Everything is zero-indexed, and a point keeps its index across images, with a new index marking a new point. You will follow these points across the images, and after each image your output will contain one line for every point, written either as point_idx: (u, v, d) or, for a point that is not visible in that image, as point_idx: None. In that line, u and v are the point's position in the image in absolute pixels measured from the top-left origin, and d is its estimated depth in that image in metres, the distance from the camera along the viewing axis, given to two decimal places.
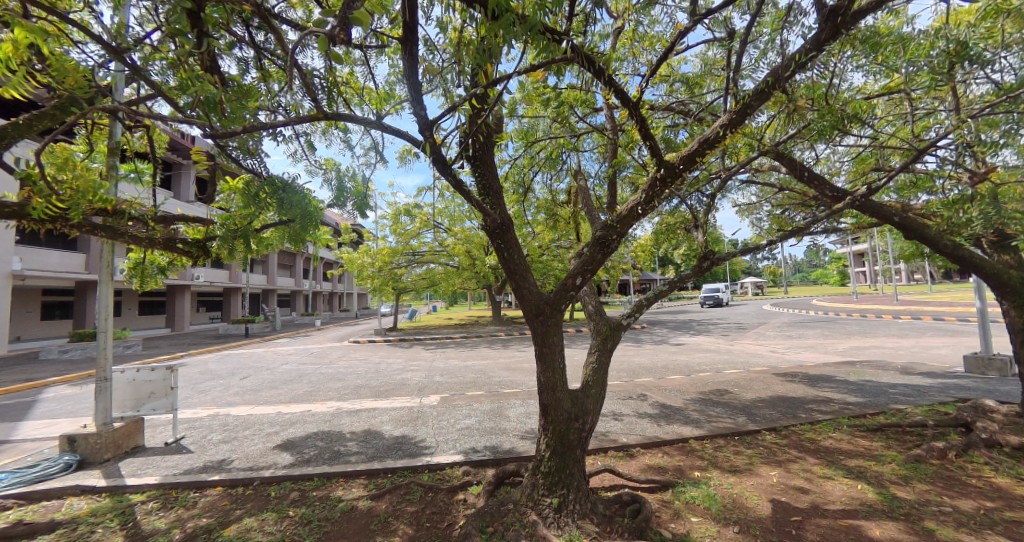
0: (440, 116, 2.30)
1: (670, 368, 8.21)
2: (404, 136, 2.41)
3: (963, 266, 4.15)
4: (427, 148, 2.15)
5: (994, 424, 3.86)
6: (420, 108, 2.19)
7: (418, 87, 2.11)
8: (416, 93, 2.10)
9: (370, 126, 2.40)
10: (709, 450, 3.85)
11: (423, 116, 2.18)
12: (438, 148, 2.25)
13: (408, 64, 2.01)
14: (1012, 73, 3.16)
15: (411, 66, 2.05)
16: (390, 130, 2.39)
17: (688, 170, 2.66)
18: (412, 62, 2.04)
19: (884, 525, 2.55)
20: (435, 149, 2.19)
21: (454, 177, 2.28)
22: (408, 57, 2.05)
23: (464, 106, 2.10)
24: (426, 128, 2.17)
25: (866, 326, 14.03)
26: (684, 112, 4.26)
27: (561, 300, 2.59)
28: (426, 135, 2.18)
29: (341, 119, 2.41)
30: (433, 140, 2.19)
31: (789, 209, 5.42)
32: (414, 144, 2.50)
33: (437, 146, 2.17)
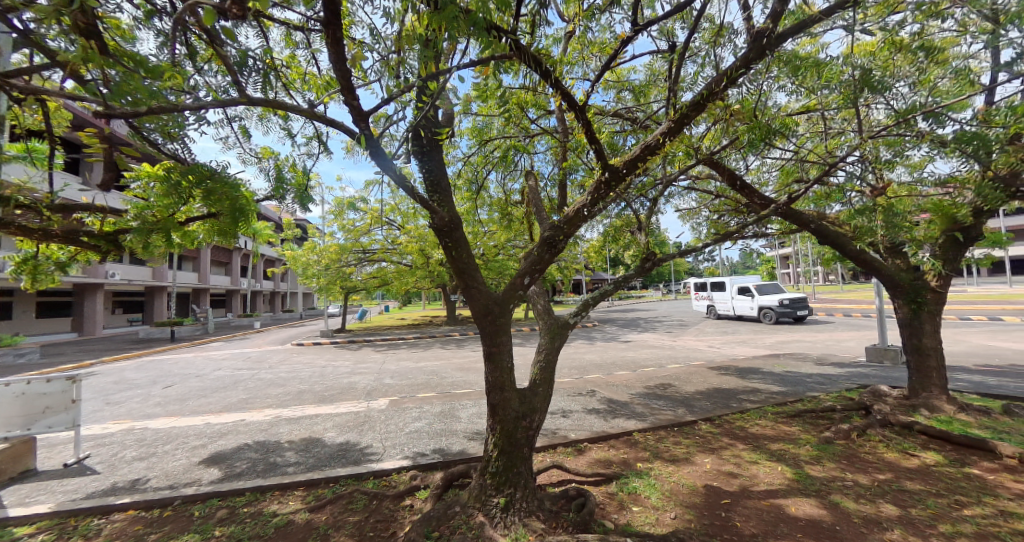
0: (377, 106, 2.21)
1: (618, 364, 8.57)
2: (340, 127, 2.28)
3: (866, 269, 4.70)
4: (362, 140, 2.04)
5: (886, 405, 4.43)
6: (353, 97, 2.08)
7: (348, 75, 2.00)
8: (347, 81, 2.00)
9: (301, 115, 2.24)
10: (651, 442, 4.05)
11: (357, 107, 2.07)
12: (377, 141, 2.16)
13: (333, 49, 1.88)
14: (903, 100, 3.62)
15: (338, 54, 1.96)
16: (322, 119, 2.24)
17: (631, 174, 2.75)
18: (339, 52, 1.93)
19: (801, 502, 2.82)
20: (373, 142, 2.09)
21: (396, 172, 2.19)
22: (334, 43, 1.93)
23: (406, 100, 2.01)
24: (360, 120, 2.07)
25: (789, 322, 15.44)
26: (631, 119, 4.45)
27: (510, 299, 2.60)
28: (362, 127, 2.07)
29: (269, 105, 2.23)
30: (369, 132, 2.09)
31: (725, 215, 5.84)
32: (352, 136, 2.38)
33: (374, 140, 2.07)
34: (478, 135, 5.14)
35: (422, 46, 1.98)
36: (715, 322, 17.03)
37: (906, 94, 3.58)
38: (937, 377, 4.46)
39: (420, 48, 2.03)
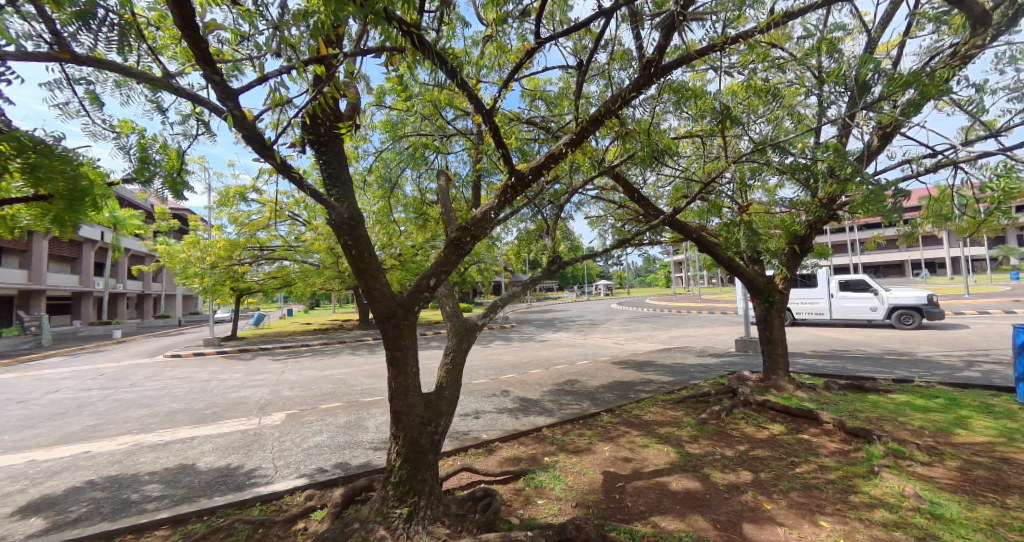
0: (249, 84, 1.96)
1: (533, 363, 8.87)
2: (206, 105, 1.97)
3: (733, 273, 5.53)
4: (230, 120, 1.79)
5: (746, 387, 5.29)
6: (216, 71, 1.82)
7: (205, 45, 1.74)
8: (205, 51, 1.73)
9: (151, 84, 1.90)
10: (558, 435, 4.27)
11: (222, 83, 1.81)
12: (252, 123, 1.92)
13: (179, 9, 1.60)
14: (760, 133, 4.35)
15: (190, 17, 1.68)
16: (179, 91, 1.91)
17: (536, 180, 2.88)
18: (188, 14, 1.64)
19: (681, 478, 3.20)
20: (246, 124, 1.85)
21: (278, 160, 1.98)
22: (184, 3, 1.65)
23: (285, 84, 1.80)
24: (228, 99, 1.82)
25: (679, 319, 17.55)
26: (545, 128, 4.65)
27: (415, 301, 2.52)
28: (230, 106, 1.82)
29: (106, 68, 1.84)
30: (241, 114, 1.85)
31: (626, 223, 6.42)
32: (223, 116, 2.08)
33: (245, 121, 1.83)
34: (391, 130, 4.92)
35: (304, 23, 1.80)
36: (620, 320, 18.63)
37: (762, 130, 4.32)
38: (784, 362, 5.45)
39: (303, 27, 1.85)
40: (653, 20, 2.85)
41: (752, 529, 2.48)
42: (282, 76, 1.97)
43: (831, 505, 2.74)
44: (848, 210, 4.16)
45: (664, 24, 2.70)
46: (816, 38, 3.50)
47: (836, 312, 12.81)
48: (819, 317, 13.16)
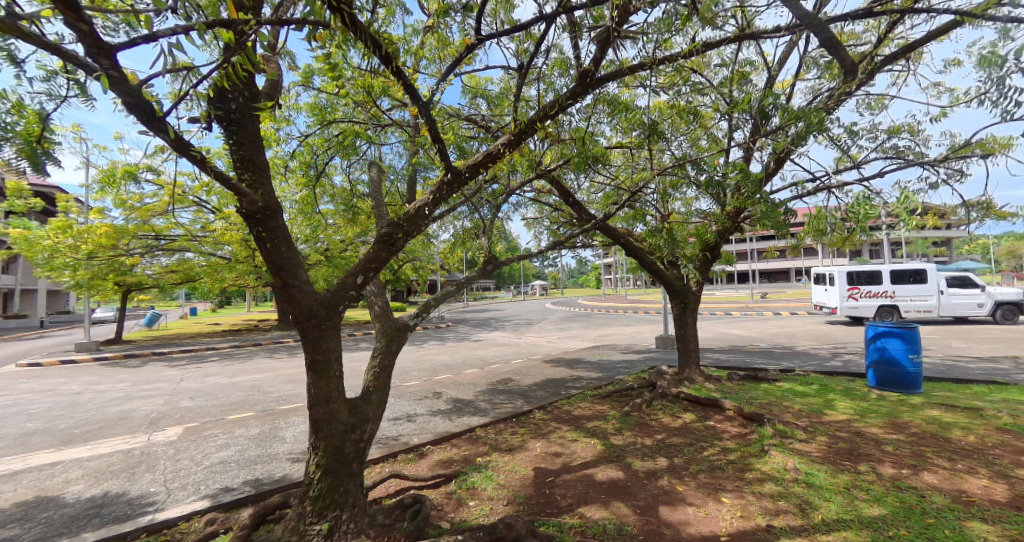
0: (132, 41, 1.65)
1: (467, 363, 8.81)
2: (73, 60, 1.63)
3: (654, 276, 5.99)
4: (104, 80, 1.49)
5: (664, 380, 5.76)
6: (84, 19, 1.50)
7: None
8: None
9: None
10: (491, 435, 4.28)
11: (94, 35, 1.50)
12: (136, 87, 1.62)
13: None
14: (680, 149, 4.75)
15: None
16: (30, 38, 1.55)
17: (473, 178, 2.85)
18: None
19: (605, 468, 3.39)
20: (127, 88, 1.56)
21: (171, 135, 1.70)
22: None
23: (179, 46, 1.54)
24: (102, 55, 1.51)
25: (608, 318, 18.62)
26: (485, 127, 4.62)
27: (339, 300, 2.35)
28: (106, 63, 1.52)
29: None
30: (120, 75, 1.55)
31: (560, 226, 6.65)
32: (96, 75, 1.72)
33: (126, 84, 1.54)
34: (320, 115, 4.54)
35: None
36: (554, 319, 19.27)
37: (681, 146, 4.72)
38: (696, 357, 6.04)
39: None
40: (590, 33, 2.97)
41: (666, 511, 2.69)
42: (177, 36, 1.69)
43: (732, 483, 3.09)
44: (749, 223, 4.72)
45: (600, 38, 2.82)
46: (729, 69, 3.92)
47: (944, 310, 12.23)
48: (926, 316, 12.36)
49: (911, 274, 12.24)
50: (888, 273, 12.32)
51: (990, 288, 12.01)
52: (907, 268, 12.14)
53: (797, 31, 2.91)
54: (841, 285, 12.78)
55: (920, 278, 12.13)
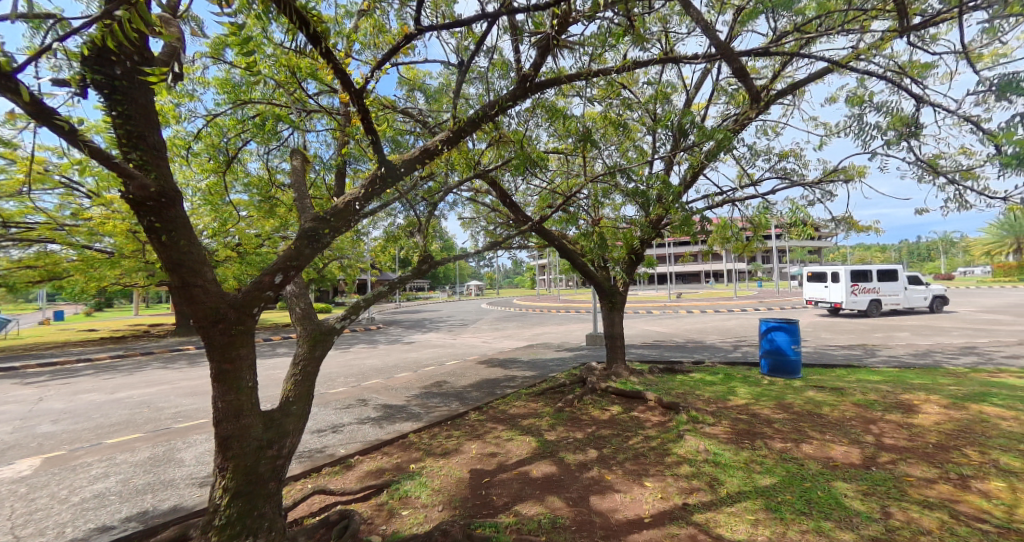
0: None
1: (400, 366, 8.46)
2: None
3: (585, 276, 6.27)
4: None
5: (593, 376, 6.06)
6: None
7: None
8: None
9: None
10: (425, 440, 4.15)
11: None
12: None
13: None
14: (611, 157, 5.04)
15: None
16: None
17: (409, 174, 2.75)
18: None
19: (540, 464, 3.46)
20: None
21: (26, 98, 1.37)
22: None
23: None
24: None
25: (542, 318, 19.14)
26: (421, 121, 4.47)
27: (253, 302, 2.10)
28: None
29: None
30: None
31: (497, 227, 6.69)
32: None
33: None
34: (232, 92, 4.00)
35: None
36: (489, 320, 19.32)
37: (611, 155, 5.01)
38: (621, 353, 6.44)
39: None
40: (530, 38, 3.00)
41: (596, 500, 2.83)
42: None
43: (654, 468, 3.34)
44: (668, 229, 5.16)
45: (540, 43, 2.88)
46: (654, 87, 4.25)
47: (906, 304, 15.22)
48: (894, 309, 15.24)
49: (888, 273, 14.94)
50: (875, 272, 14.83)
51: (929, 285, 15.20)
52: (889, 268, 14.67)
53: (713, 59, 3.24)
54: (845, 281, 14.71)
55: (896, 277, 14.93)
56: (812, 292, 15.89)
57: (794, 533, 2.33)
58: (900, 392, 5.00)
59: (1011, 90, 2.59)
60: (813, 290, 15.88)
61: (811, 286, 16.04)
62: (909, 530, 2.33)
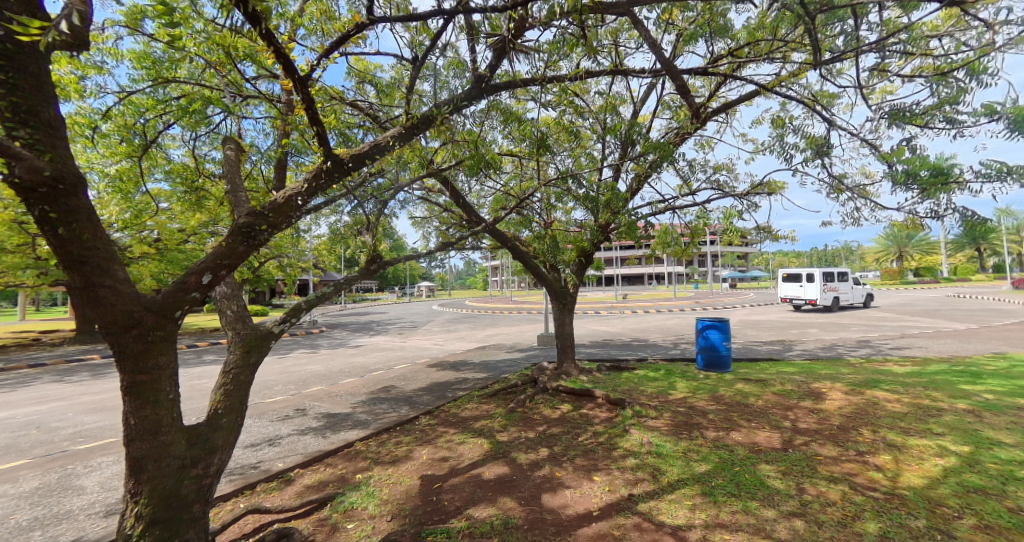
0: None
1: (345, 372, 8.03)
2: None
3: (537, 278, 6.37)
4: None
5: (545, 376, 6.17)
6: None
7: None
8: None
9: None
10: (373, 448, 3.97)
11: None
12: None
13: None
14: (563, 162, 5.17)
15: None
16: None
17: (357, 169, 2.62)
18: None
19: (492, 466, 3.45)
20: None
21: None
22: None
23: None
24: None
25: (495, 319, 19.14)
26: (371, 116, 4.29)
27: (175, 305, 1.88)
28: None
29: None
30: None
31: (450, 227, 6.59)
32: None
33: None
34: (153, 68, 3.54)
35: None
36: (441, 322, 18.99)
37: (564, 160, 5.14)
38: (571, 353, 6.62)
39: None
40: (487, 39, 3.00)
41: (548, 498, 2.87)
42: None
43: (602, 462, 3.46)
44: (616, 234, 5.39)
45: (497, 46, 2.89)
46: (605, 98, 4.44)
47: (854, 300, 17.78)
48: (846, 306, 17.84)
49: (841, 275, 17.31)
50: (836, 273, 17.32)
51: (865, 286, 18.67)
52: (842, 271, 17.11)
53: (659, 75, 3.45)
54: (820, 281, 16.79)
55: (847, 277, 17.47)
56: (785, 291, 17.84)
57: (726, 514, 2.53)
58: (812, 382, 5.64)
59: (900, 119, 3.02)
60: (788, 289, 17.80)
61: (785, 286, 18.03)
62: (820, 503, 2.62)
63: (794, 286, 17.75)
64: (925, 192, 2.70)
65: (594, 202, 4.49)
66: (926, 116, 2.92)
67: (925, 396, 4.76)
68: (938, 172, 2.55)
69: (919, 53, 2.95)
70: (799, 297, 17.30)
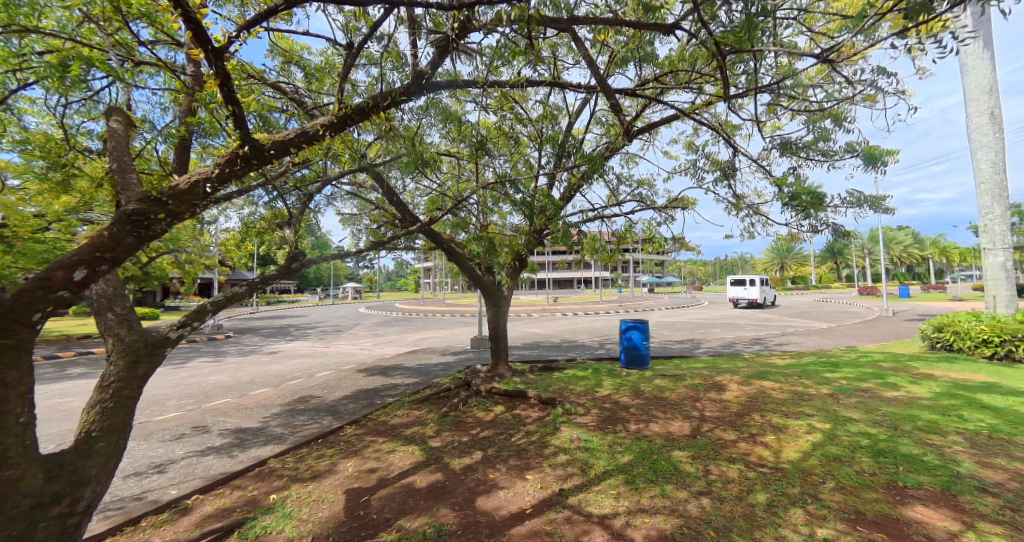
0: None
1: (256, 381, 7.21)
2: None
3: (473, 280, 6.34)
4: None
5: (478, 378, 6.15)
6: None
7: None
8: None
9: None
10: (290, 465, 3.61)
11: None
12: None
13: None
14: (501, 167, 5.22)
15: None
16: None
17: (279, 157, 2.40)
18: None
19: (424, 473, 3.34)
20: None
21: None
22: None
23: None
24: None
25: (427, 322, 18.64)
26: (296, 101, 3.94)
27: (32, 306, 1.54)
28: None
29: None
30: None
31: (382, 226, 6.30)
32: None
33: None
34: (5, 12, 2.84)
35: None
36: (368, 325, 17.99)
37: (502, 165, 5.19)
38: (505, 355, 6.69)
39: None
40: (428, 36, 2.93)
41: (482, 501, 2.86)
42: None
43: (534, 460, 3.54)
44: (550, 239, 5.58)
45: (439, 43, 2.83)
46: (544, 108, 4.59)
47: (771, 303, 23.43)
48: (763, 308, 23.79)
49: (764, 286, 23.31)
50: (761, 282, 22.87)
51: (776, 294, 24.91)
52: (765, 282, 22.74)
53: (592, 91, 3.66)
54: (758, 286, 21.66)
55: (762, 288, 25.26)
56: (733, 292, 22.79)
57: (646, 499, 2.74)
58: (715, 375, 6.37)
59: (787, 150, 3.56)
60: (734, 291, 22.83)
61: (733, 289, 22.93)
62: (723, 481, 2.96)
63: (739, 289, 22.45)
64: (804, 212, 3.21)
65: (530, 207, 4.60)
66: (805, 150, 3.48)
67: (799, 384, 5.64)
68: (813, 197, 3.05)
69: (800, 97, 3.51)
70: (744, 297, 22.17)
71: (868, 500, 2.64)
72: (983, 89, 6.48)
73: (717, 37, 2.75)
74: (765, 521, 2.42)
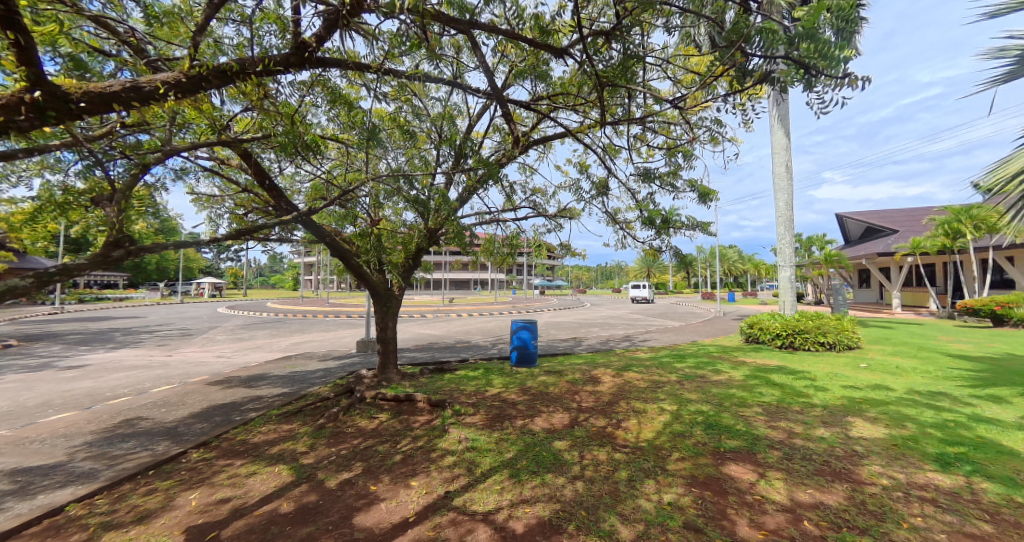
0: None
1: (51, 404, 5.49)
2: None
3: (360, 279, 5.86)
4: None
5: (362, 385, 5.67)
6: None
7: None
8: None
9: None
10: (100, 509, 2.83)
11: None
12: None
13: None
14: (396, 160, 4.96)
15: None
16: None
17: (91, 113, 1.96)
18: None
19: (291, 495, 2.96)
20: None
21: None
22: None
23: None
24: None
25: (305, 324, 16.67)
26: (131, 47, 3.15)
27: None
28: None
29: None
30: None
31: (250, 213, 5.41)
32: None
33: None
34: None
35: None
36: (228, 328, 15.28)
37: (397, 160, 4.94)
38: (394, 359, 6.32)
39: None
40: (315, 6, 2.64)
41: (361, 517, 2.65)
42: None
43: (419, 466, 3.44)
44: (445, 240, 5.48)
45: (327, 16, 2.56)
46: (443, 106, 4.53)
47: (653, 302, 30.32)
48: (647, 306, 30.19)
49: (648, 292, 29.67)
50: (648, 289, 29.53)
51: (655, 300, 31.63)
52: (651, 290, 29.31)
53: (489, 98, 3.74)
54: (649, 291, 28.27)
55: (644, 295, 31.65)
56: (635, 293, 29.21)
57: (528, 490, 2.88)
58: (592, 370, 7.06)
59: (648, 178, 4.16)
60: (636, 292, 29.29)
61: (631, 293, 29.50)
62: (593, 464, 3.30)
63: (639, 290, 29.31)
64: (658, 231, 3.80)
65: (425, 205, 4.46)
66: (664, 178, 4.11)
67: (656, 374, 6.60)
68: (664, 219, 3.64)
69: (664, 132, 4.13)
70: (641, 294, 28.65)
71: (700, 465, 3.22)
72: (782, 146, 8.56)
73: (601, 70, 3.06)
74: (626, 494, 2.77)
